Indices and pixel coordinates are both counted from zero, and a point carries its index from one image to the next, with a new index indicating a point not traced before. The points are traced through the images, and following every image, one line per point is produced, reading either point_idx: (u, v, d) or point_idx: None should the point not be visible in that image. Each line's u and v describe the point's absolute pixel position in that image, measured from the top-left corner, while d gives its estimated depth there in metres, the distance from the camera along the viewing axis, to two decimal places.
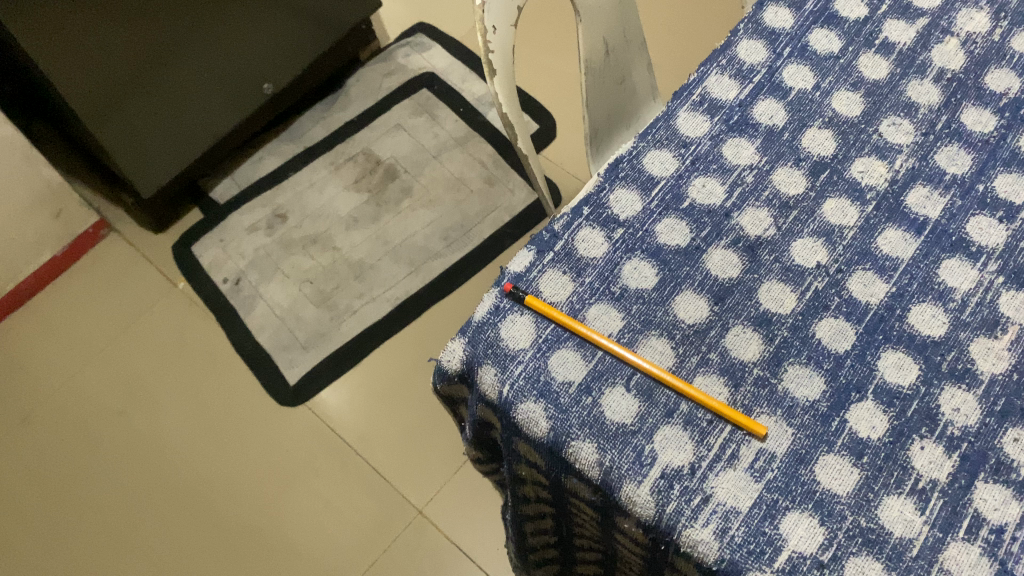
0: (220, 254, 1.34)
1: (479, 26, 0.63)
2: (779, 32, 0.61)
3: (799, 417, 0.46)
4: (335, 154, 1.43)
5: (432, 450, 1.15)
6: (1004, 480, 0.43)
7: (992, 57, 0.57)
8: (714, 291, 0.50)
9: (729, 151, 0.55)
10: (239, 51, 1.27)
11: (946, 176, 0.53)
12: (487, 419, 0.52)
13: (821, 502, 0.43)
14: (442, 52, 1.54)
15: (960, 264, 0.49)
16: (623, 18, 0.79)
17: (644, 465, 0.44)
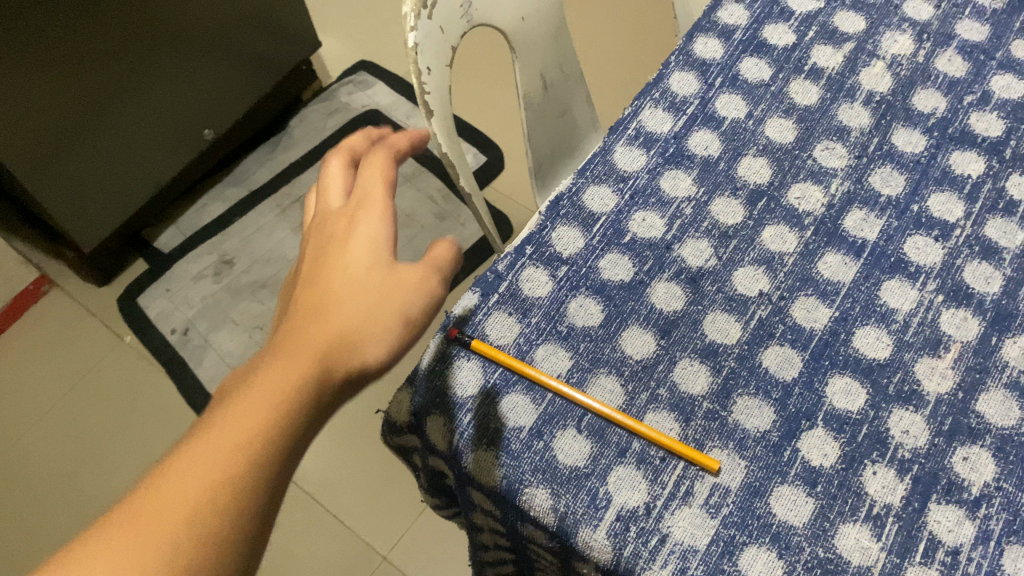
0: (167, 304, 1.31)
1: (414, 68, 0.63)
2: (710, 63, 0.61)
3: (751, 449, 0.45)
4: (281, 196, 1.42)
5: (396, 494, 1.13)
6: (956, 500, 0.43)
7: (918, 78, 0.58)
8: (661, 324, 0.50)
9: (668, 183, 0.55)
10: (178, 96, 1.26)
11: (881, 198, 0.53)
12: (439, 468, 0.51)
13: (777, 535, 0.42)
14: (385, 88, 1.54)
15: (900, 285, 0.50)
16: (559, 51, 0.80)
17: (599, 508, 0.44)
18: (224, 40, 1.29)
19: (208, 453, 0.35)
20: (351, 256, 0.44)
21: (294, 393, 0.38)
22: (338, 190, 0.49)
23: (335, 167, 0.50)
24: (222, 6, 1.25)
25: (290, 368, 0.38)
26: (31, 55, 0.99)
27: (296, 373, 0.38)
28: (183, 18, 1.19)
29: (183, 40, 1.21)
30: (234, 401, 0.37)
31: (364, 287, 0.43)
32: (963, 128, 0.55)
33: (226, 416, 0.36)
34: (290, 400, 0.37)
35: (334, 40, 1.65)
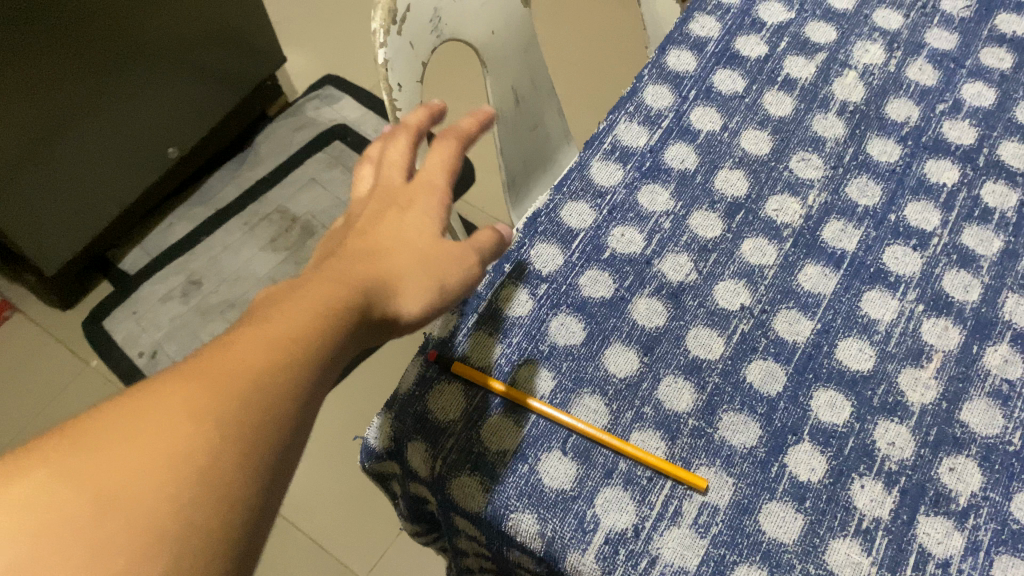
0: (134, 326, 1.28)
1: (384, 84, 0.62)
2: (683, 75, 0.61)
3: (738, 466, 0.45)
4: (248, 214, 1.39)
5: (374, 514, 1.12)
6: (945, 512, 0.43)
7: (890, 88, 0.59)
8: (643, 340, 0.49)
9: (645, 198, 0.55)
10: (141, 115, 1.24)
11: (858, 209, 0.53)
12: (421, 494, 0.50)
13: (768, 553, 0.42)
14: (353, 102, 1.52)
15: (881, 295, 0.50)
16: (530, 65, 0.79)
17: (587, 531, 0.43)
18: (187, 56, 1.27)
19: (227, 367, 0.30)
20: (405, 221, 0.42)
21: (331, 331, 0.34)
22: (402, 164, 0.46)
23: (400, 137, 0.46)
24: (184, 23, 1.23)
25: (332, 302, 0.35)
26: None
27: (335, 310, 0.34)
28: (145, 35, 1.17)
29: (145, 58, 1.19)
30: (264, 320, 0.33)
31: (413, 252, 0.40)
32: (937, 137, 0.56)
33: (254, 333, 0.32)
34: (327, 339, 0.33)
35: (299, 54, 1.63)
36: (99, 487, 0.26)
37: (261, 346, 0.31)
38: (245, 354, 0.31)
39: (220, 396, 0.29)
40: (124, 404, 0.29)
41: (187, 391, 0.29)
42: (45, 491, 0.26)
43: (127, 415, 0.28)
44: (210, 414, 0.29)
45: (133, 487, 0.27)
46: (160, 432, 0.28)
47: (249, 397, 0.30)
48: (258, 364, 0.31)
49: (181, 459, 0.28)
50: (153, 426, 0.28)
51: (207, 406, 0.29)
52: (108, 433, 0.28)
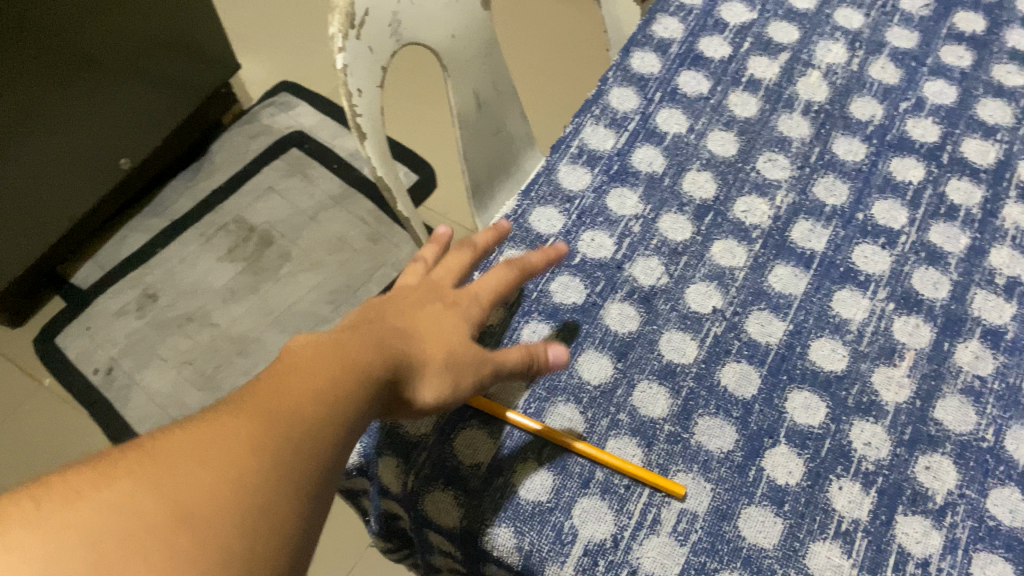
0: (88, 343, 1.24)
1: (344, 90, 0.60)
2: (648, 77, 0.60)
3: (715, 471, 0.44)
4: (204, 224, 1.36)
5: (340, 528, 1.10)
6: (922, 511, 0.42)
7: (853, 87, 0.59)
8: (617, 346, 0.49)
9: (614, 202, 0.54)
10: (91, 125, 1.21)
11: (826, 209, 0.53)
12: (394, 511, 0.49)
13: (749, 558, 0.41)
14: (309, 109, 1.50)
15: (851, 295, 0.50)
16: (491, 69, 0.78)
17: (566, 543, 0.42)
18: (137, 63, 1.24)
19: (282, 410, 0.32)
20: (442, 316, 0.44)
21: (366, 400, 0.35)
22: (458, 271, 0.48)
23: (463, 252, 0.49)
24: (132, 29, 1.20)
25: (371, 365, 0.36)
26: None
27: (371, 373, 0.36)
28: (93, 42, 1.14)
29: (94, 65, 1.16)
30: (312, 367, 0.34)
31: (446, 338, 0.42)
32: (901, 135, 0.56)
33: (306, 383, 0.33)
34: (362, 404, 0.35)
35: (254, 61, 1.60)
36: (177, 504, 0.27)
37: (312, 397, 0.33)
38: (298, 402, 0.32)
39: (278, 436, 0.31)
40: (195, 428, 0.30)
41: (250, 426, 0.30)
42: (129, 498, 0.26)
43: (200, 438, 0.29)
44: (270, 451, 0.30)
45: (208, 508, 0.27)
46: (231, 458, 0.29)
47: (301, 443, 0.31)
48: (308, 414, 0.32)
49: (248, 488, 0.29)
50: (222, 449, 0.29)
51: (269, 444, 0.30)
52: (183, 451, 0.29)
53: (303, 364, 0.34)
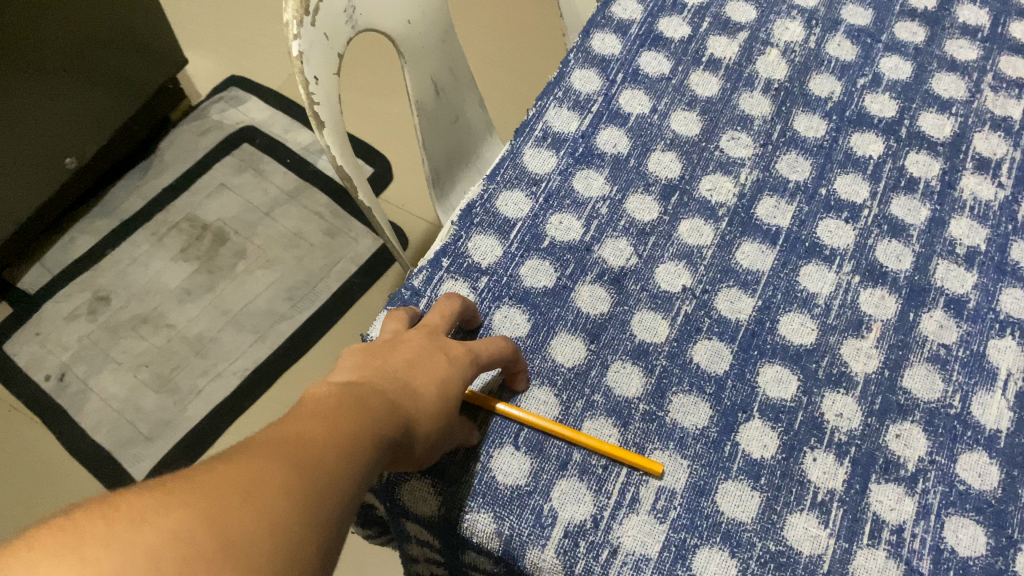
0: (39, 349, 1.20)
1: (301, 78, 0.59)
2: (609, 59, 0.60)
3: (691, 447, 0.44)
4: (155, 223, 1.33)
5: None
6: (895, 479, 0.43)
7: (811, 64, 0.59)
8: (589, 328, 0.49)
9: (580, 184, 0.54)
10: (34, 124, 1.17)
11: (789, 184, 0.53)
12: (369, 501, 0.48)
13: (728, 533, 0.41)
14: (260, 103, 1.48)
15: (818, 269, 0.50)
16: (448, 56, 0.77)
17: (545, 525, 0.42)
18: (80, 60, 1.20)
19: (316, 461, 0.31)
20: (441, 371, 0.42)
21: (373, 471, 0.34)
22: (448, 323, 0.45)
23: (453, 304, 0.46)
24: (76, 25, 1.17)
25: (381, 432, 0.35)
26: None
27: (382, 442, 0.35)
28: (35, 40, 1.10)
29: (36, 63, 1.12)
30: (339, 423, 0.34)
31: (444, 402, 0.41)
32: (860, 110, 0.57)
33: (336, 438, 0.33)
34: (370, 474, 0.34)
35: (201, 56, 1.57)
36: (227, 541, 0.26)
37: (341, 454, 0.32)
38: (330, 457, 0.31)
39: (316, 486, 0.30)
40: (244, 463, 0.29)
41: (293, 471, 0.30)
42: (186, 526, 0.25)
43: (249, 474, 0.28)
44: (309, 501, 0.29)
45: (254, 550, 0.26)
46: (277, 501, 0.28)
47: (333, 500, 0.30)
48: (339, 469, 0.31)
49: (290, 535, 0.27)
50: (271, 493, 0.28)
51: (307, 493, 0.29)
52: (236, 485, 0.28)
53: (329, 419, 0.34)
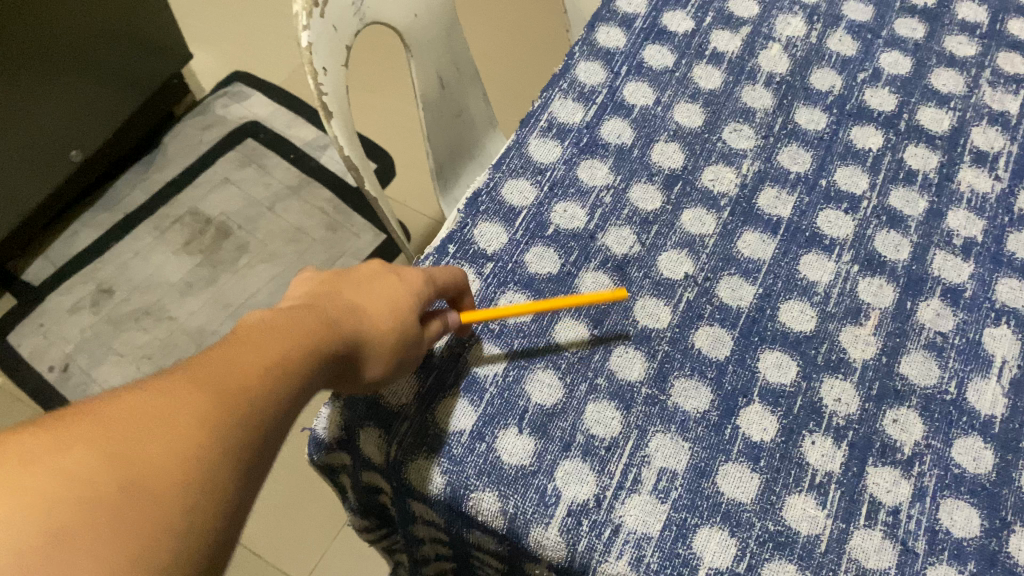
0: (41, 341, 1.21)
1: (309, 68, 0.60)
2: (614, 51, 0.61)
3: (692, 430, 0.45)
4: (158, 217, 1.34)
5: (310, 517, 1.10)
6: (891, 462, 0.44)
7: (813, 59, 0.60)
8: (592, 314, 0.49)
9: (584, 173, 0.55)
10: (38, 118, 1.18)
11: (791, 175, 0.54)
12: (375, 484, 0.49)
13: (728, 513, 0.42)
14: (264, 99, 1.48)
15: (817, 258, 0.51)
16: (453, 49, 0.78)
17: (549, 504, 0.43)
18: (85, 55, 1.21)
19: (232, 385, 0.32)
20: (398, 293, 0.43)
21: (309, 384, 0.35)
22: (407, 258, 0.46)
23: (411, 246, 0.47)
24: (81, 20, 1.17)
25: (319, 349, 0.37)
26: None
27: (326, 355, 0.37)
28: (40, 34, 1.11)
29: (41, 57, 1.13)
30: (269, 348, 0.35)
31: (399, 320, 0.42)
32: (860, 104, 0.58)
33: (261, 360, 0.34)
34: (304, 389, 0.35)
35: (205, 52, 1.58)
36: (125, 476, 0.27)
37: (265, 376, 0.33)
38: (253, 379, 0.33)
39: (230, 412, 0.31)
40: (154, 394, 0.30)
41: (205, 399, 0.31)
42: (80, 464, 0.27)
43: (155, 406, 0.30)
44: (221, 425, 0.30)
45: (155, 480, 0.28)
46: (182, 429, 0.29)
47: (251, 421, 0.32)
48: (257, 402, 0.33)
49: (196, 462, 0.29)
50: (175, 429, 0.29)
51: (219, 419, 0.31)
52: (138, 418, 0.29)
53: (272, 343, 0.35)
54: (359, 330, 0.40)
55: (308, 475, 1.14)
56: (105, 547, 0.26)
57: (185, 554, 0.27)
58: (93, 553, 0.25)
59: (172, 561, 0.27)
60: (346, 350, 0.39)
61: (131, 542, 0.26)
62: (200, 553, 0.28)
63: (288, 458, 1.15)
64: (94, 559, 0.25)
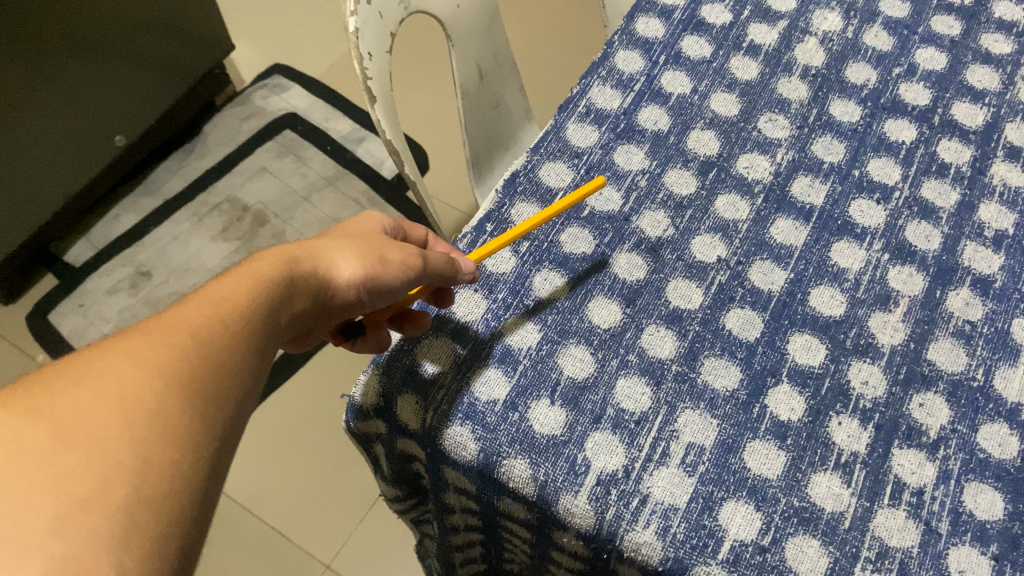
0: (80, 321, 1.24)
1: (356, 53, 0.62)
2: (652, 41, 0.63)
3: (721, 408, 0.46)
4: (197, 204, 1.37)
5: (337, 501, 1.13)
6: (917, 445, 0.45)
7: (849, 52, 0.62)
8: (625, 293, 0.51)
9: (621, 158, 0.57)
10: (83, 104, 1.21)
11: (824, 164, 0.56)
12: (409, 451, 0.50)
13: (754, 488, 0.43)
14: (302, 92, 1.51)
15: (849, 246, 0.52)
16: (492, 41, 0.80)
17: (579, 473, 0.43)
18: (130, 44, 1.24)
19: (171, 331, 0.34)
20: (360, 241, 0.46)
21: (260, 299, 0.38)
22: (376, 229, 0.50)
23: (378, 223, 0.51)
24: (127, 10, 1.20)
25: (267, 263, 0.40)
26: None
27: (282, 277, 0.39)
28: (88, 23, 1.14)
29: (88, 46, 1.16)
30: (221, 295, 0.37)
31: (350, 239, 0.46)
32: (894, 98, 0.59)
33: (189, 304, 0.36)
34: (257, 302, 0.38)
35: (247, 46, 1.61)
36: (56, 424, 0.29)
37: (194, 312, 0.35)
38: (185, 317, 0.35)
39: (163, 348, 0.33)
40: (81, 356, 0.32)
41: (132, 345, 0.33)
42: (6, 425, 0.29)
43: (76, 362, 0.31)
44: (154, 362, 0.32)
45: (91, 423, 0.29)
46: (111, 374, 0.31)
47: (187, 355, 0.33)
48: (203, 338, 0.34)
49: (130, 400, 0.31)
50: (110, 377, 0.31)
51: (151, 357, 0.32)
52: (58, 377, 0.31)
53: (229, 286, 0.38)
54: (311, 248, 0.43)
55: (335, 461, 1.17)
56: (55, 492, 0.27)
57: (149, 481, 0.29)
58: (44, 499, 0.27)
59: (136, 490, 0.28)
60: (302, 258, 0.42)
61: (80, 482, 0.28)
62: (168, 478, 0.30)
63: (316, 442, 1.18)
64: (49, 502, 0.27)
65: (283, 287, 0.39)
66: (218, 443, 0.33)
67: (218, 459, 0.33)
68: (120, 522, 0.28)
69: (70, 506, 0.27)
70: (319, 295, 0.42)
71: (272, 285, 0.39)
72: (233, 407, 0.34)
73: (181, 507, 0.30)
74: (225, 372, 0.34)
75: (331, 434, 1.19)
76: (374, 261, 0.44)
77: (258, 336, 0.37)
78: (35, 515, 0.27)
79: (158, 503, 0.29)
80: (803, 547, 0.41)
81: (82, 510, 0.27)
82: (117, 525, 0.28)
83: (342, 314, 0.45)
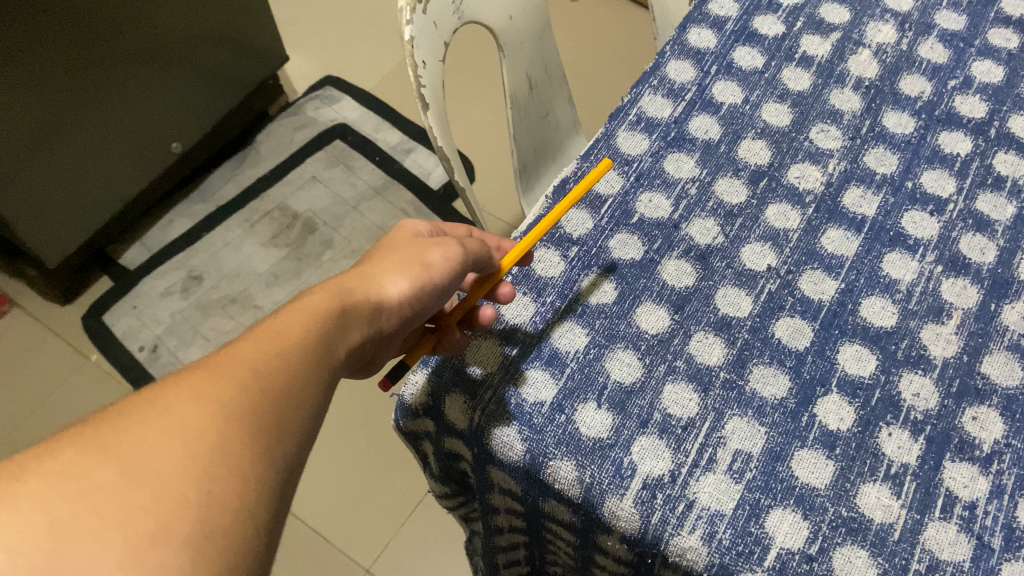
0: (134, 322, 1.28)
1: (410, 61, 0.63)
2: (704, 52, 0.65)
3: (768, 416, 0.46)
4: (249, 211, 1.40)
5: (378, 504, 1.14)
6: (969, 458, 0.44)
7: (903, 64, 0.63)
8: (674, 299, 0.51)
9: (671, 166, 0.58)
10: (139, 113, 1.24)
11: (876, 176, 0.56)
12: (455, 450, 0.51)
13: (801, 496, 0.42)
14: (353, 103, 1.55)
15: (901, 257, 0.52)
16: (542, 53, 0.81)
17: (625, 477, 0.43)
18: (186, 55, 1.27)
19: (231, 365, 0.34)
20: (397, 257, 0.46)
21: (315, 327, 0.38)
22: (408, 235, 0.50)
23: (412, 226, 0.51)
24: (180, 19, 1.22)
25: (317, 303, 0.40)
26: (14, 61, 0.98)
27: (332, 307, 0.40)
28: (141, 32, 1.16)
29: (141, 55, 1.19)
30: (278, 329, 0.37)
31: (392, 257, 0.46)
32: (949, 110, 0.59)
33: (249, 338, 0.36)
34: (312, 330, 0.38)
35: (300, 58, 1.65)
36: (123, 460, 0.30)
37: (253, 345, 0.36)
38: (244, 352, 0.35)
39: (225, 384, 0.33)
40: (145, 394, 0.33)
41: (195, 379, 0.33)
42: (72, 462, 0.29)
43: (139, 400, 0.32)
44: (215, 397, 0.33)
45: (156, 456, 0.30)
46: (175, 410, 0.32)
47: (248, 387, 0.34)
48: (264, 373, 0.35)
49: (195, 434, 0.31)
50: (173, 413, 0.32)
51: (212, 392, 0.33)
52: (123, 415, 0.31)
53: (279, 319, 0.38)
54: (356, 276, 0.44)
55: (379, 466, 1.18)
56: (124, 527, 0.28)
57: (213, 515, 0.29)
58: (114, 535, 0.28)
59: (201, 524, 0.29)
60: (350, 288, 0.43)
61: (148, 517, 0.28)
62: (232, 513, 0.30)
63: (361, 448, 1.20)
64: (116, 537, 0.28)
65: (336, 313, 0.40)
66: (279, 472, 0.33)
67: (280, 492, 0.33)
68: (187, 555, 0.28)
69: (139, 540, 0.28)
70: (375, 317, 0.43)
71: (326, 315, 0.39)
72: (296, 437, 0.35)
73: (243, 542, 0.30)
74: (288, 402, 0.35)
75: (374, 440, 1.21)
76: (419, 273, 0.45)
77: (320, 367, 0.38)
78: (104, 550, 0.27)
79: (223, 537, 0.29)
80: (850, 558, 0.40)
81: (150, 545, 0.28)
82: (183, 558, 0.28)
83: (399, 331, 0.46)
